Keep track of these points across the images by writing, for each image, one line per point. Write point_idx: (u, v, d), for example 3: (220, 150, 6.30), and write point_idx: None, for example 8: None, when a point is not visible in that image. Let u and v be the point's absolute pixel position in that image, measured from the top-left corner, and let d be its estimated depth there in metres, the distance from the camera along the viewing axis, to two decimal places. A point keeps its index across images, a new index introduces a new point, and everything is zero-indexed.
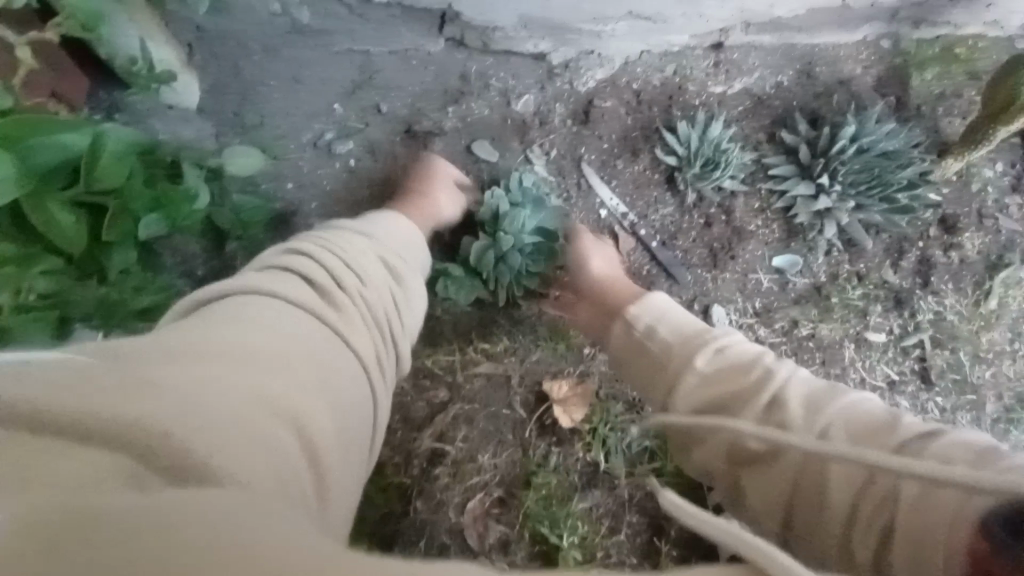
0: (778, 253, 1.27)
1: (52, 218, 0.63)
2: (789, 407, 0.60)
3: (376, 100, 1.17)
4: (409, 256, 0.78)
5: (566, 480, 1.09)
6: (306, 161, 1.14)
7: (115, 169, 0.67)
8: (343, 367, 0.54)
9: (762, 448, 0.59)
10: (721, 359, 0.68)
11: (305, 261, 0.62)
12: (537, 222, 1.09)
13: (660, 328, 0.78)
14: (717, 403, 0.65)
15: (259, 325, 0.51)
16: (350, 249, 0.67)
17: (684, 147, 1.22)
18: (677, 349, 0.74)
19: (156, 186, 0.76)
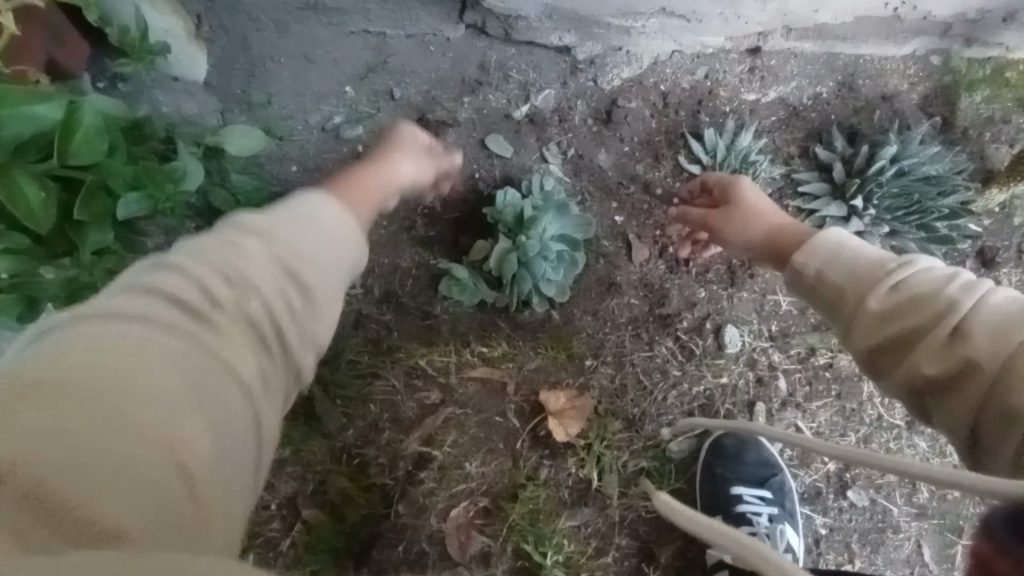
0: None
1: (19, 188, 0.61)
2: (975, 332, 0.56)
3: (389, 85, 1.12)
4: (320, 254, 0.57)
5: (555, 494, 1.05)
6: (313, 144, 1.10)
7: (90, 142, 0.64)
8: (236, 349, 0.50)
9: (947, 368, 0.57)
10: (905, 291, 0.62)
11: (172, 274, 0.51)
12: (557, 229, 1.05)
13: (838, 258, 0.70)
14: (898, 328, 0.61)
15: (96, 365, 0.43)
16: (234, 248, 0.53)
17: (709, 156, 1.16)
18: (854, 278, 0.67)
19: (140, 164, 0.74)
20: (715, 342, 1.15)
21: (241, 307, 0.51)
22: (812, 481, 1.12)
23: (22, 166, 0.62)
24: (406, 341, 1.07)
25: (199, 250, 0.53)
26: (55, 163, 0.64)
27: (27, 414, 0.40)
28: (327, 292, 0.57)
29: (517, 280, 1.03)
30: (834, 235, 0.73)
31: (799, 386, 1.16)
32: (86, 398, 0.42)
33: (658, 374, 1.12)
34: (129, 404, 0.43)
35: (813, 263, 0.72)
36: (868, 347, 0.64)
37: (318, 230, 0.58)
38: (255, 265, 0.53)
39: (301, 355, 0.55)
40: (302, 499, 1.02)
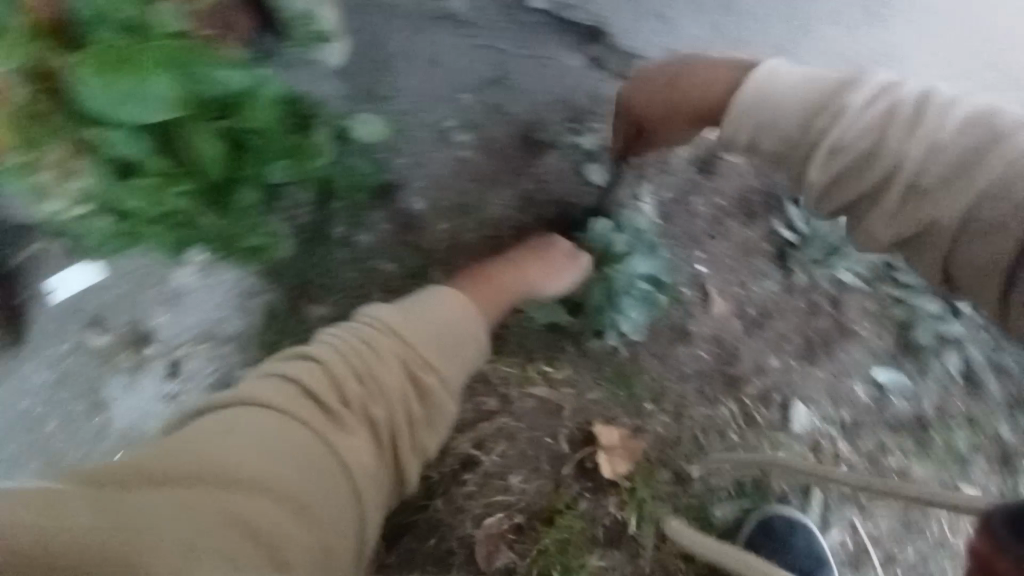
0: (883, 365, 1.14)
1: (200, 144, 0.83)
2: (950, 141, 0.67)
3: (503, 100, 1.13)
4: (440, 357, 0.79)
5: (589, 530, 1.04)
6: (423, 142, 1.12)
7: (263, 111, 0.86)
8: (357, 442, 0.68)
9: (955, 163, 0.67)
10: (897, 95, 0.71)
11: (315, 369, 0.71)
12: (647, 268, 1.09)
13: (839, 123, 0.72)
14: (847, 187, 0.74)
15: (255, 447, 0.63)
16: (363, 347, 0.74)
17: (806, 226, 1.15)
18: (795, 135, 0.76)
19: (294, 138, 0.92)
20: (780, 415, 1.12)
21: (365, 404, 0.70)
22: None
23: (201, 124, 0.83)
24: None
25: (337, 342, 0.75)
26: (231, 125, 0.85)
27: (210, 474, 0.60)
28: (440, 395, 0.77)
29: (599, 311, 1.08)
30: (763, 75, 0.77)
31: (862, 485, 1.11)
32: (247, 468, 0.61)
33: (715, 434, 1.10)
34: (282, 465, 0.63)
35: (747, 118, 0.78)
36: (818, 201, 0.77)
37: (443, 334, 0.80)
38: (382, 362, 0.74)
39: (410, 455, 0.74)
40: None
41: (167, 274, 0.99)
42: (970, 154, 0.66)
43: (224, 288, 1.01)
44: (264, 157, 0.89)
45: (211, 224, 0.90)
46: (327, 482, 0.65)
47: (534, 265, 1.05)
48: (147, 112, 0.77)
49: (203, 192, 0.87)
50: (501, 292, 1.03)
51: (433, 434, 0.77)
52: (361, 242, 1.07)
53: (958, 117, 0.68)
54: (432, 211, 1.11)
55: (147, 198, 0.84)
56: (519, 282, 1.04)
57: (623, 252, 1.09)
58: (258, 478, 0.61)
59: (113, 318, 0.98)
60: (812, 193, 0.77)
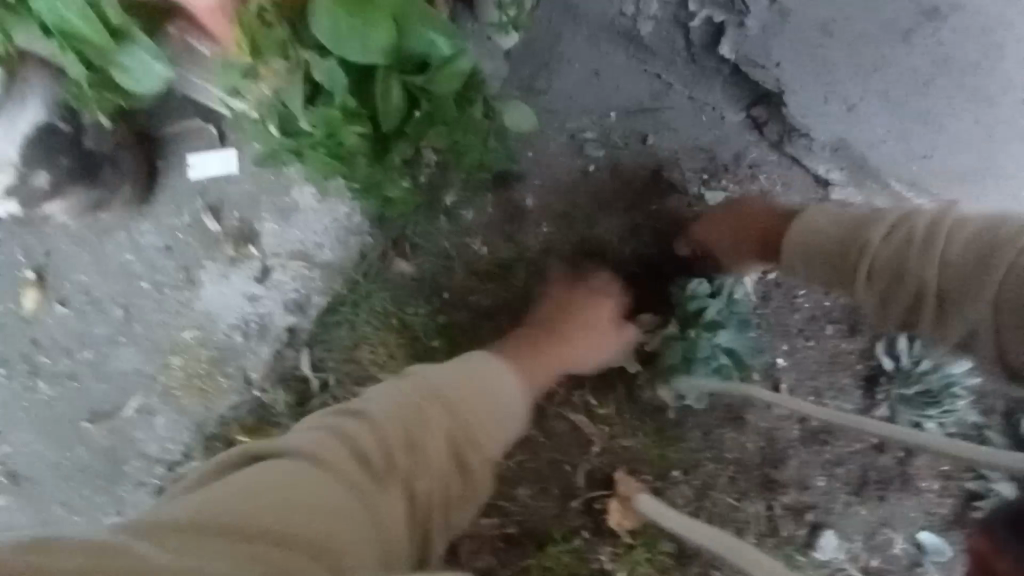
0: (930, 529, 1.08)
1: (386, 92, 0.82)
2: None
3: (649, 130, 1.12)
4: (490, 431, 0.73)
5: (576, 567, 1.04)
6: (556, 144, 1.12)
7: (450, 77, 0.82)
8: (393, 512, 0.61)
9: None
10: (913, 224, 0.70)
11: (357, 425, 0.65)
12: (731, 342, 1.04)
13: (943, 239, 0.66)
14: (905, 296, 0.69)
15: (289, 499, 0.55)
16: (408, 407, 0.68)
17: (908, 361, 1.08)
18: (839, 257, 0.76)
19: (462, 110, 0.92)
20: (806, 538, 1.07)
21: (408, 473, 0.64)
22: None
23: (396, 75, 0.82)
24: None
25: (382, 399, 0.69)
26: (418, 83, 0.82)
27: (233, 526, 0.51)
28: (481, 475, 0.71)
29: (672, 370, 1.03)
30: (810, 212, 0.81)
31: None
32: (280, 518, 0.53)
33: (732, 527, 1.07)
34: (320, 526, 0.54)
35: (791, 245, 0.82)
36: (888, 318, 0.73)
37: (493, 403, 0.75)
38: (431, 430, 0.68)
39: (439, 536, 0.67)
40: None
41: (289, 186, 1.05)
42: None
43: (333, 217, 1.06)
44: (432, 121, 0.89)
45: (362, 167, 0.92)
46: (359, 547, 0.56)
47: (587, 334, 1.03)
48: (357, 55, 0.76)
49: (373, 138, 0.90)
50: (587, 352, 1.03)
51: (464, 512, 0.71)
52: (464, 218, 1.09)
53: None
54: (539, 212, 1.12)
55: (321, 124, 0.85)
56: (568, 353, 1.01)
57: (715, 319, 1.04)
58: (288, 529, 0.52)
59: (229, 211, 1.05)
60: (875, 309, 0.74)
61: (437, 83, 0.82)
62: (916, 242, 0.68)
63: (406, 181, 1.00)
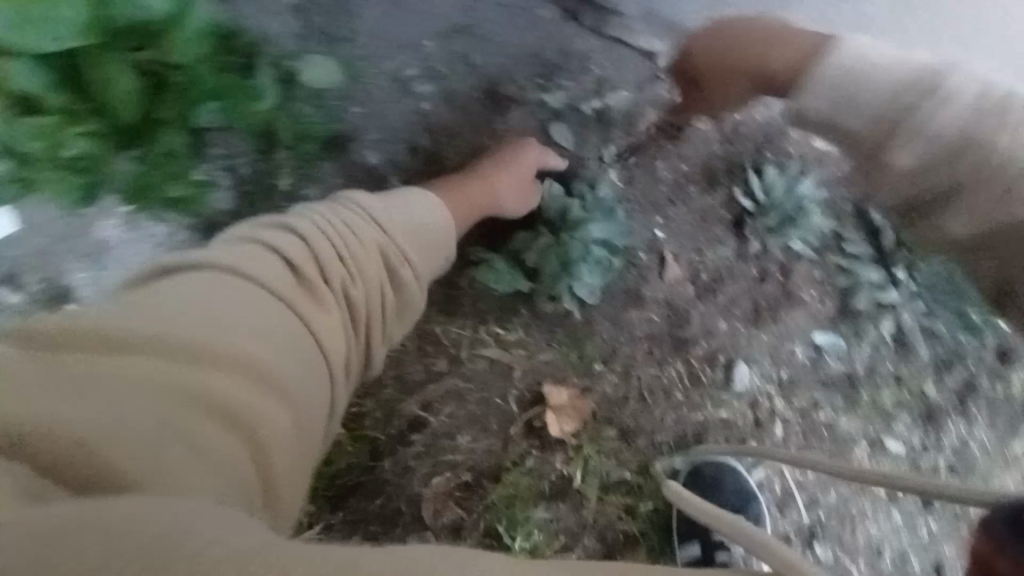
0: (823, 330, 1.20)
1: (112, 78, 0.73)
2: None
3: (470, 51, 1.07)
4: (416, 254, 0.76)
5: (536, 485, 1.07)
6: (380, 92, 1.05)
7: (186, 42, 0.76)
8: (332, 327, 0.62)
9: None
10: (895, 114, 0.61)
11: (293, 243, 0.64)
12: (603, 233, 1.08)
13: (862, 71, 0.62)
14: (916, 169, 0.61)
15: (234, 309, 0.56)
16: (344, 231, 0.68)
17: (765, 196, 1.17)
18: (860, 106, 0.62)
19: (224, 74, 0.86)
20: (724, 374, 1.17)
21: (344, 282, 0.65)
22: (785, 529, 1.16)
23: (117, 56, 0.73)
24: (426, 305, 1.08)
25: (318, 218, 0.68)
26: (150, 59, 0.75)
27: (174, 365, 0.51)
28: (411, 290, 0.73)
29: (554, 276, 1.06)
30: (857, 44, 0.65)
31: (796, 437, 1.19)
32: (228, 338, 0.54)
33: (661, 393, 1.14)
34: (265, 353, 0.55)
35: (826, 97, 0.64)
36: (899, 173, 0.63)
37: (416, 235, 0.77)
38: (360, 250, 0.68)
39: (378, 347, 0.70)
40: None
41: (90, 225, 0.97)
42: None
43: (149, 243, 0.99)
44: (189, 97, 0.83)
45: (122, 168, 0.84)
46: (311, 377, 0.58)
47: (507, 175, 1.02)
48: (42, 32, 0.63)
49: (111, 133, 0.79)
50: (519, 188, 1.04)
51: (399, 326, 0.74)
52: (308, 196, 1.04)
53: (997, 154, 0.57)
54: (386, 166, 1.07)
55: (35, 136, 0.73)
56: (491, 193, 0.99)
57: (579, 217, 1.07)
58: (242, 354, 0.54)
59: (30, 274, 0.96)
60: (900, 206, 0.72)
61: (174, 50, 0.75)
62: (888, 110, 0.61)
63: (206, 175, 0.98)
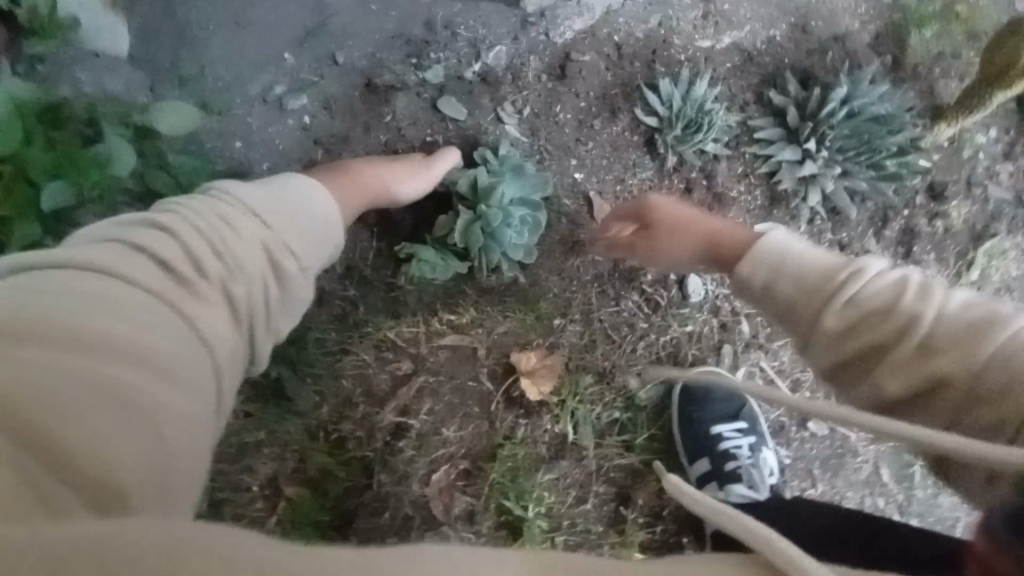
0: (759, 221, 1.24)
1: None
2: (870, 298, 0.60)
3: (332, 49, 1.06)
4: (305, 246, 0.70)
5: (533, 451, 1.08)
6: (255, 116, 1.05)
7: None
8: (219, 320, 0.57)
9: (905, 375, 0.57)
10: (784, 266, 0.67)
11: (172, 244, 0.58)
12: (516, 192, 1.05)
13: (783, 271, 0.67)
14: (857, 352, 0.60)
15: (117, 311, 0.51)
16: (223, 227, 0.62)
17: (665, 108, 1.16)
18: (807, 295, 0.64)
19: (61, 149, 0.84)
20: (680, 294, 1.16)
21: (224, 279, 0.59)
22: (777, 416, 1.20)
23: None
24: (372, 315, 1.06)
25: (183, 211, 0.62)
26: None
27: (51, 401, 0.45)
28: (300, 285, 0.68)
29: (483, 249, 1.03)
30: (775, 240, 0.69)
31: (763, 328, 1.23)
32: (116, 341, 0.50)
33: (626, 327, 1.15)
34: (155, 370, 0.51)
35: (762, 270, 0.68)
36: (831, 365, 0.62)
37: (300, 224, 0.71)
38: (242, 242, 0.63)
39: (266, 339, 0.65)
40: (282, 479, 1.02)
41: None
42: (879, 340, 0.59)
43: None
44: (22, 179, 0.81)
45: None
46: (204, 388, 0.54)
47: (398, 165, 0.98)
48: None
49: None
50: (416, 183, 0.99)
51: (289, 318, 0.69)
52: None
53: (820, 279, 0.64)
54: None
55: None
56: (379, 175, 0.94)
57: (489, 182, 1.03)
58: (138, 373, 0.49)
59: None
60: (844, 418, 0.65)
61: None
62: (770, 275, 0.68)
63: None
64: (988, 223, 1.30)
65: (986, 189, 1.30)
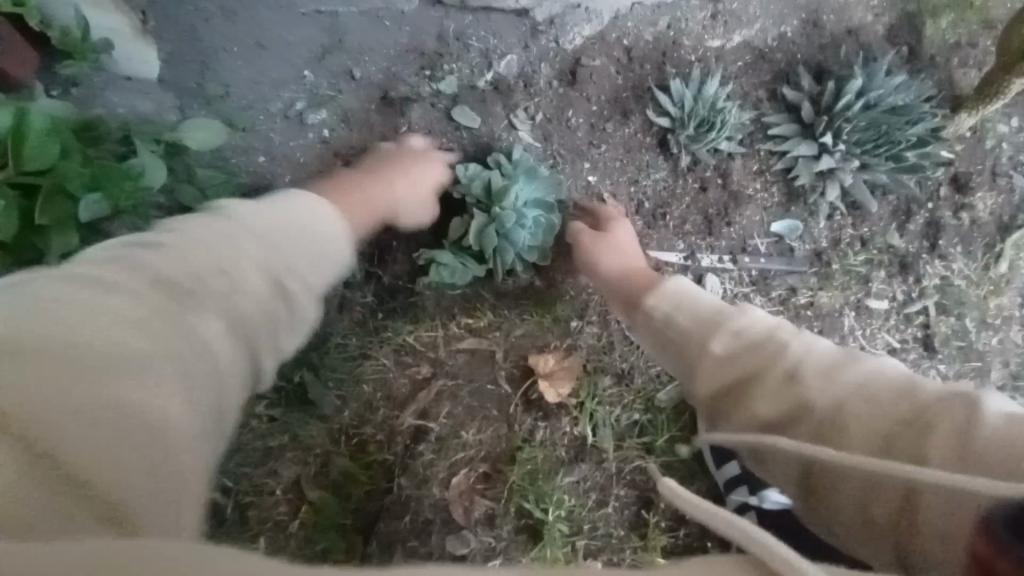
0: (776, 218, 1.22)
1: None
2: (745, 334, 0.68)
3: (348, 64, 1.10)
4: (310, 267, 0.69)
5: (552, 454, 1.08)
6: (277, 133, 1.09)
7: (40, 143, 0.82)
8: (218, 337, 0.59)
9: (780, 402, 0.62)
10: (684, 306, 0.77)
11: (171, 258, 0.59)
12: (529, 195, 1.06)
13: (682, 306, 0.78)
14: (733, 382, 0.66)
15: (120, 324, 0.52)
16: (225, 246, 0.62)
17: (677, 107, 1.16)
18: (696, 328, 0.73)
19: (95, 164, 0.89)
20: None
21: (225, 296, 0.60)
22: None
23: None
24: (392, 320, 1.08)
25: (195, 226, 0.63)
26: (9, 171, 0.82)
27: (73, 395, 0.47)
28: (302, 308, 0.68)
29: (499, 251, 1.04)
30: (678, 283, 0.81)
31: None
32: (115, 354, 0.51)
33: None
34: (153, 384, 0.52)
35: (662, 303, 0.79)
36: (710, 393, 0.68)
37: (303, 239, 0.70)
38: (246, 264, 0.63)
39: (267, 354, 0.65)
40: (306, 482, 1.04)
41: None
42: (754, 369, 0.65)
43: None
44: (60, 192, 0.86)
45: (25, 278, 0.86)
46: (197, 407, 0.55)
47: (400, 181, 0.99)
48: None
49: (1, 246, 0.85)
50: (421, 197, 1.02)
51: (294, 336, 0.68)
52: None
53: (711, 322, 0.72)
54: None
55: None
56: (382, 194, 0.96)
57: (502, 185, 1.04)
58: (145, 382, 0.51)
59: None
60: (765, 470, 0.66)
61: (33, 157, 0.82)
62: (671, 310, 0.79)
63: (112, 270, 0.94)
64: (1016, 214, 1.26)
65: (1013, 178, 1.26)
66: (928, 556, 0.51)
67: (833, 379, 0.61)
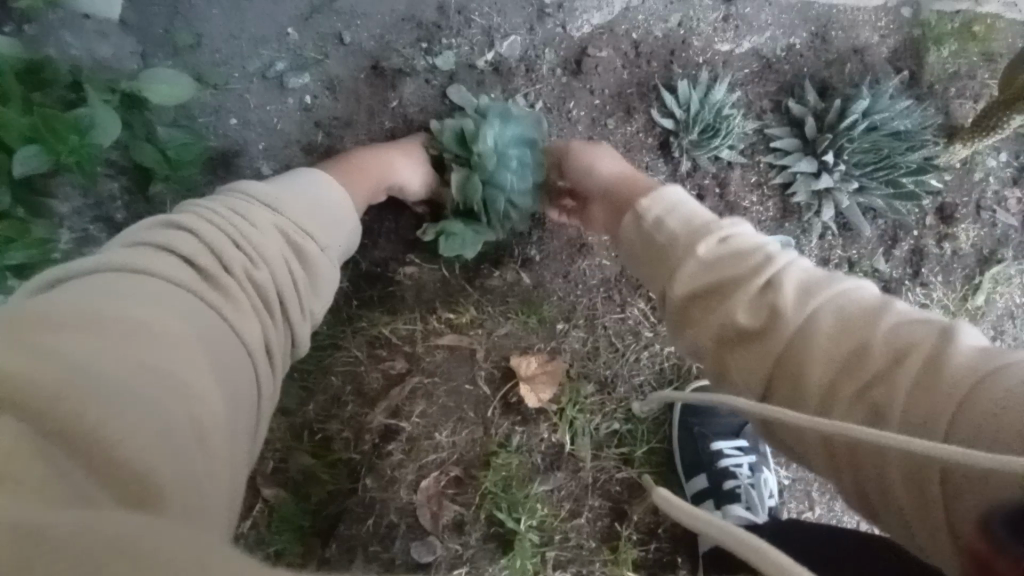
0: (769, 233, 1.20)
1: None
2: (732, 244, 0.64)
3: (338, 27, 1.01)
4: (321, 230, 0.70)
5: (528, 460, 1.03)
6: (253, 94, 0.99)
7: None
8: (246, 305, 0.56)
9: (761, 316, 0.57)
10: (672, 211, 0.72)
11: (190, 238, 0.57)
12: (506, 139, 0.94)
13: (670, 214, 0.72)
14: (713, 287, 0.62)
15: (150, 301, 0.49)
16: (242, 221, 0.62)
17: (682, 110, 1.12)
18: (679, 237, 0.69)
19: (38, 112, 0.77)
20: None
21: (247, 267, 0.59)
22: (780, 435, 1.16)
23: None
24: (367, 310, 1.01)
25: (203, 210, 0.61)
26: None
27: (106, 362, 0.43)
28: (324, 267, 0.68)
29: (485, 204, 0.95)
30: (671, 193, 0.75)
31: None
32: (143, 324, 0.47)
33: (631, 336, 1.09)
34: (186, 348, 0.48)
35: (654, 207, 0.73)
36: (687, 295, 0.63)
37: (308, 206, 0.70)
38: (264, 234, 0.63)
39: (300, 320, 0.64)
40: (262, 478, 0.96)
41: None
42: (730, 278, 0.61)
43: None
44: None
45: None
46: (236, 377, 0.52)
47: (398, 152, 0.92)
48: None
49: None
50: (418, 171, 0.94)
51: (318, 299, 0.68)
52: None
53: (699, 231, 0.68)
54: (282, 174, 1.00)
55: None
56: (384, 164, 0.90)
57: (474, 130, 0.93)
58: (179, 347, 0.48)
59: None
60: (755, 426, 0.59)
61: None
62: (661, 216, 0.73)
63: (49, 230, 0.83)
64: (996, 248, 1.28)
65: (995, 213, 1.27)
66: (930, 527, 0.46)
67: (814, 299, 0.56)
